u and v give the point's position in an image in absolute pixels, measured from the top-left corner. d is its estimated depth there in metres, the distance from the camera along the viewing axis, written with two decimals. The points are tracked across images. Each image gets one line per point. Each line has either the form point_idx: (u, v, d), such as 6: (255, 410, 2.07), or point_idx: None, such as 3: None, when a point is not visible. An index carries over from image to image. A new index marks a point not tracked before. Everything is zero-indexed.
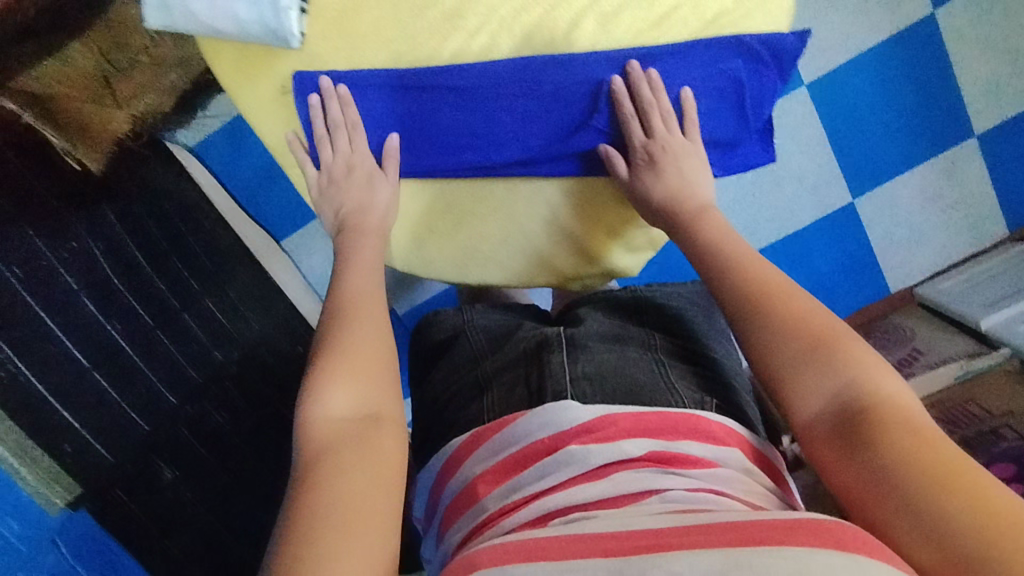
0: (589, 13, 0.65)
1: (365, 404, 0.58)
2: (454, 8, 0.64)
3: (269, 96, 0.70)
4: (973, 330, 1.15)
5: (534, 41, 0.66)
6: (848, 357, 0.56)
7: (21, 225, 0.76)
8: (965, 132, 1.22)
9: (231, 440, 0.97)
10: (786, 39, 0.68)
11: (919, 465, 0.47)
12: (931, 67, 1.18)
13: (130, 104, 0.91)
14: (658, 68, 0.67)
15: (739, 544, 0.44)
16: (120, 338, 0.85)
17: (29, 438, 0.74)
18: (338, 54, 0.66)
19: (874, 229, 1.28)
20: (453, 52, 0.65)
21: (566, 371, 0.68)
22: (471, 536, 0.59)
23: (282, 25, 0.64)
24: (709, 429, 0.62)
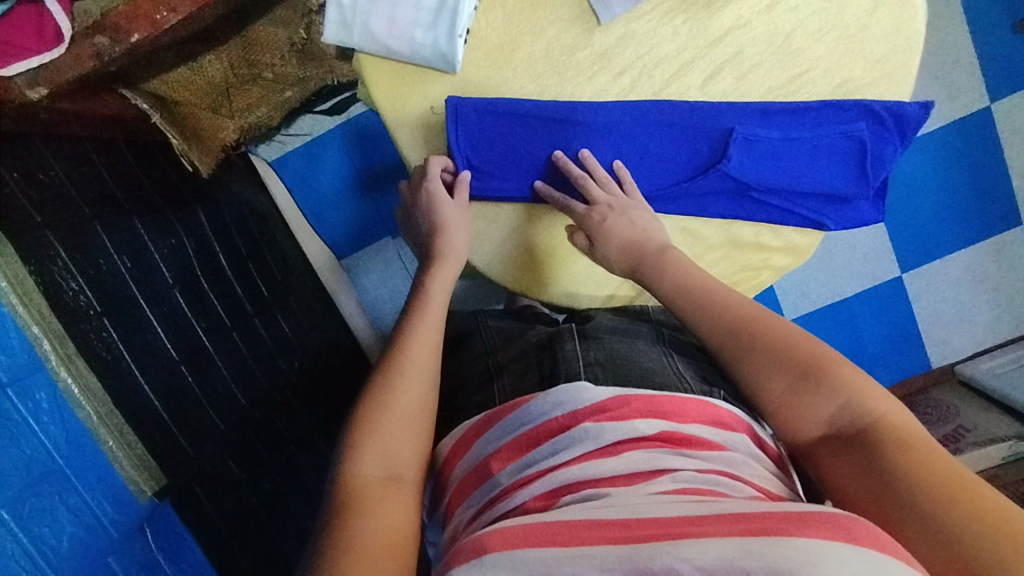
0: (727, 68, 0.69)
1: (393, 461, 0.56)
2: (605, 50, 0.67)
3: (415, 114, 0.69)
4: (1016, 410, 1.14)
5: (669, 88, 0.69)
6: (841, 377, 0.54)
7: (132, 217, 0.79)
8: (1013, 219, 1.27)
9: (288, 449, 0.97)
10: (911, 107, 0.71)
11: (920, 475, 0.47)
12: (982, 155, 1.24)
13: (241, 115, 0.93)
14: (794, 119, 0.70)
15: (753, 534, 0.42)
16: (203, 334, 0.86)
17: (121, 420, 0.72)
18: (489, 83, 0.68)
19: (919, 303, 1.32)
20: (595, 90, 0.69)
21: (579, 357, 0.70)
22: (483, 510, 0.59)
23: (452, 50, 0.65)
24: (720, 416, 0.64)
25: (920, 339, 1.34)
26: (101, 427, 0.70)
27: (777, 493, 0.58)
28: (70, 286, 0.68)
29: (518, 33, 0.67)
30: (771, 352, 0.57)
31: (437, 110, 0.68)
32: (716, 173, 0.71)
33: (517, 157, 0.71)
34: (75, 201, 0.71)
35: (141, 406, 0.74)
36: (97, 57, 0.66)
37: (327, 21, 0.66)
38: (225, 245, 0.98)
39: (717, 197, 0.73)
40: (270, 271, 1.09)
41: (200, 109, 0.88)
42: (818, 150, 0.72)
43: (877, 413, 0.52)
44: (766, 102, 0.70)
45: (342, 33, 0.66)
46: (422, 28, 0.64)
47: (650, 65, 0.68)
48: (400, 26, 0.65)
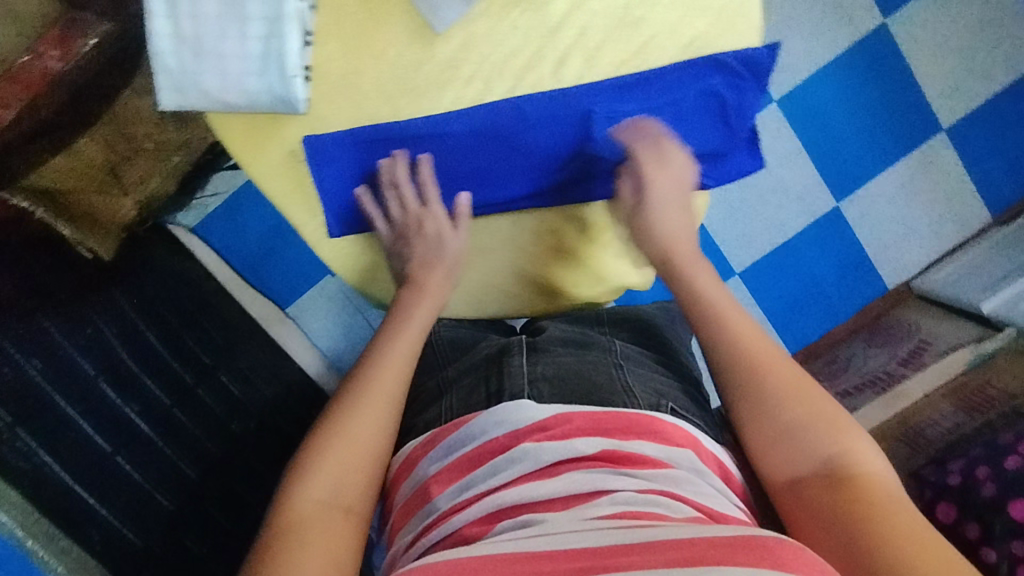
0: (574, 53, 0.68)
1: (342, 488, 0.58)
2: (449, 59, 0.67)
3: (277, 162, 0.68)
4: (974, 314, 1.16)
5: (524, 82, 0.68)
6: (845, 439, 0.61)
7: (38, 318, 0.80)
8: (934, 127, 1.28)
9: (257, 512, 0.98)
10: (761, 53, 0.71)
11: (891, 529, 0.53)
12: (889, 72, 1.25)
13: (136, 190, 0.91)
14: (650, 88, 0.69)
15: (682, 565, 0.45)
16: (137, 418, 0.86)
17: (48, 522, 0.71)
18: (337, 113, 0.67)
19: (861, 229, 1.32)
20: (451, 100, 0.67)
21: (524, 372, 0.71)
22: (420, 535, 0.60)
23: (288, 91, 0.64)
24: (663, 430, 0.64)
25: (871, 265, 1.34)
26: (32, 542, 0.68)
27: (720, 511, 0.58)
28: None
29: (359, 59, 0.66)
30: (785, 396, 0.63)
31: (298, 153, 0.68)
32: (594, 158, 0.71)
33: (394, 178, 0.69)
34: None
35: (60, 495, 0.74)
36: None
37: (161, 89, 0.66)
38: (156, 327, 0.96)
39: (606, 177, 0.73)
40: (210, 337, 1.04)
41: (89, 193, 0.86)
42: (682, 113, 0.71)
43: (861, 470, 0.59)
44: (621, 75, 0.69)
45: (178, 99, 0.66)
46: (254, 76, 0.64)
47: (497, 65, 0.67)
48: (234, 79, 0.64)
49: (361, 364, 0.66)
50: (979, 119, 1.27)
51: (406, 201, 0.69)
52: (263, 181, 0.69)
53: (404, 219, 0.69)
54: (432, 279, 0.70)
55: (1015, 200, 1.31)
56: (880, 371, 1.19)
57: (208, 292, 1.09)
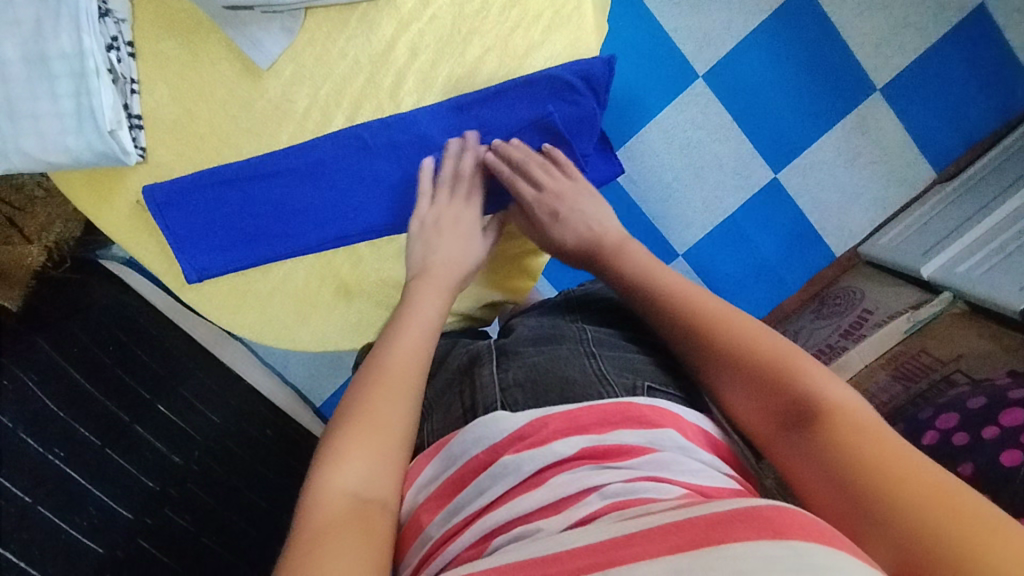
0: (406, 75, 0.73)
1: (371, 486, 0.54)
2: (281, 95, 0.72)
3: (125, 212, 0.73)
4: (917, 280, 1.14)
5: (361, 110, 0.73)
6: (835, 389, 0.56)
7: None
8: (868, 88, 1.24)
9: (196, 545, 0.95)
10: (595, 66, 0.74)
11: (866, 461, 0.50)
12: (813, 35, 1.21)
13: (41, 238, 1.03)
14: (485, 109, 0.74)
15: (683, 550, 0.44)
16: (64, 466, 0.87)
17: None
18: (181, 160, 0.71)
19: (803, 198, 1.30)
20: (291, 134, 0.72)
21: (496, 382, 0.69)
22: (419, 569, 0.58)
23: (110, 147, 0.66)
24: (639, 414, 0.62)
25: (817, 234, 1.32)
26: None
27: (716, 486, 0.57)
28: None
29: (191, 104, 0.70)
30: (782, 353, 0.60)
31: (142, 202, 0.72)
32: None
33: (237, 225, 0.73)
34: None
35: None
36: None
37: None
38: (81, 365, 0.96)
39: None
40: (148, 368, 1.04)
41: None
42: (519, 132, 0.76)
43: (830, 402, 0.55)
44: (454, 98, 0.74)
45: (1, 162, 0.67)
46: (73, 133, 0.66)
47: (334, 94, 0.73)
48: (53, 141, 0.66)
49: (378, 354, 0.62)
50: (913, 73, 1.23)
51: (437, 203, 0.72)
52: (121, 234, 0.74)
53: (438, 215, 0.72)
54: (448, 278, 0.69)
55: (958, 155, 1.28)
56: (823, 344, 1.17)
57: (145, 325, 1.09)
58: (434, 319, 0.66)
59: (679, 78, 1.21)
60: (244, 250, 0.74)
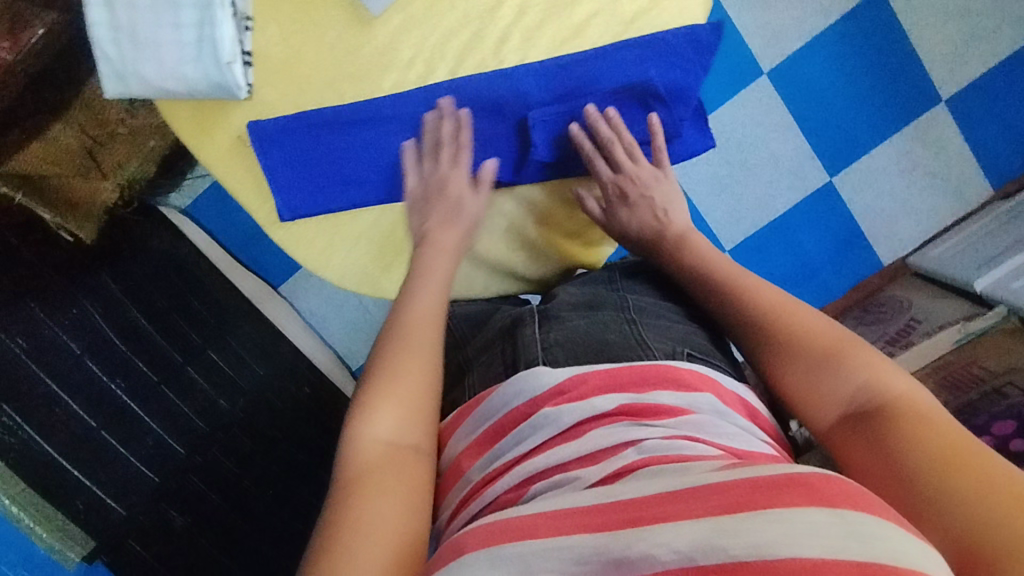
0: (512, 34, 0.72)
1: (404, 435, 0.57)
2: (387, 42, 0.71)
3: (226, 146, 0.73)
4: (969, 293, 1.12)
5: (465, 63, 0.72)
6: (858, 360, 0.58)
7: (25, 301, 0.83)
8: (932, 99, 1.23)
9: (242, 486, 0.99)
10: (702, 30, 0.72)
11: (928, 452, 0.50)
12: (884, 39, 1.19)
13: (116, 173, 0.94)
14: (584, 70, 0.72)
15: (730, 510, 0.43)
16: (124, 396, 0.90)
17: (30, 492, 0.76)
18: (287, 101, 0.72)
19: (855, 204, 1.29)
20: (393, 83, 0.72)
21: (538, 341, 0.69)
22: (457, 509, 0.60)
23: (226, 78, 0.68)
24: (680, 377, 0.63)
25: (865, 242, 1.31)
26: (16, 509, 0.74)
27: (746, 449, 0.58)
28: None
29: (302, 44, 0.71)
30: (804, 331, 0.62)
31: (244, 137, 0.72)
32: (533, 161, 0.74)
33: (328, 170, 0.73)
34: None
35: (48, 469, 0.79)
36: None
37: (103, 76, 0.69)
38: (142, 305, 0.98)
39: (554, 164, 0.76)
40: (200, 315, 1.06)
41: (70, 177, 0.88)
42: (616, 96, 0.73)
43: (892, 394, 0.55)
44: (555, 57, 0.72)
45: (120, 86, 0.69)
46: (190, 63, 0.67)
47: (435, 52, 0.72)
48: (172, 68, 0.68)
49: (402, 313, 0.64)
50: (983, 87, 1.21)
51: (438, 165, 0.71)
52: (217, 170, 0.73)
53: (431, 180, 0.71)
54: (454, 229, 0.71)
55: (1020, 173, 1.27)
56: None
57: (203, 275, 1.09)
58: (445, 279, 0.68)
59: (747, 71, 1.21)
60: (335, 194, 0.74)
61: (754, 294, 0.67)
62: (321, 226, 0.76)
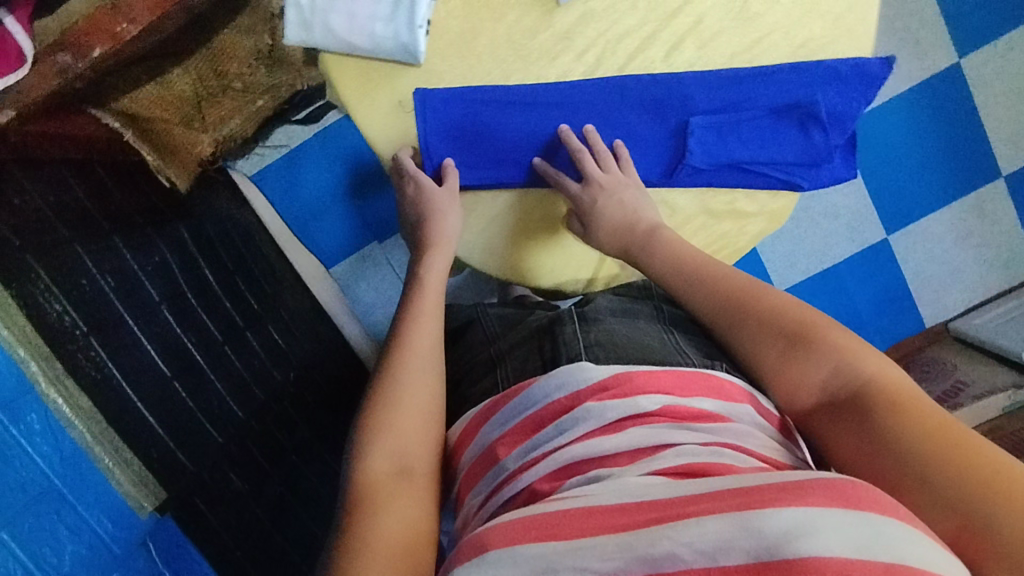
0: (686, 39, 0.70)
1: (405, 447, 0.57)
2: (566, 29, 0.68)
3: (383, 109, 0.69)
4: (1012, 361, 1.14)
5: (632, 63, 0.70)
6: (831, 341, 0.57)
7: (112, 238, 0.81)
8: (993, 172, 1.28)
9: (290, 459, 0.97)
10: (872, 63, 0.71)
11: (907, 430, 0.49)
12: (958, 109, 1.25)
13: (216, 129, 0.92)
14: (750, 86, 0.71)
15: (750, 507, 0.41)
16: (192, 345, 0.87)
17: (109, 427, 0.76)
18: (453, 72, 0.68)
19: (907, 263, 1.32)
20: (559, 73, 0.69)
21: (579, 339, 0.66)
22: (488, 498, 0.55)
23: (414, 42, 0.64)
24: (721, 386, 0.59)
25: (911, 302, 1.33)
26: (97, 446, 0.74)
27: (787, 463, 0.54)
28: (54, 308, 0.72)
29: (479, 21, 0.67)
30: (783, 309, 0.60)
31: (405, 104, 0.68)
32: (685, 167, 0.72)
33: (478, 147, 0.71)
34: (50, 222, 0.74)
35: (127, 415, 0.78)
36: (63, 73, 0.65)
37: (287, 22, 0.65)
38: (211, 264, 0.96)
39: (706, 174, 0.73)
40: (258, 283, 1.03)
41: (173, 125, 0.86)
42: (775, 115, 0.72)
43: (869, 374, 0.54)
44: (728, 68, 0.71)
45: (302, 33, 0.65)
46: (382, 22, 0.64)
47: (612, 42, 0.69)
48: (361, 22, 0.64)
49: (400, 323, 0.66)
50: None
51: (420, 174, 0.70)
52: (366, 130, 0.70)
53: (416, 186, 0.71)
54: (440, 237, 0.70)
55: None
56: None
57: (262, 244, 1.09)
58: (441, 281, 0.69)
59: None
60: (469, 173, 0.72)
61: (714, 268, 0.65)
62: (488, 212, 0.74)
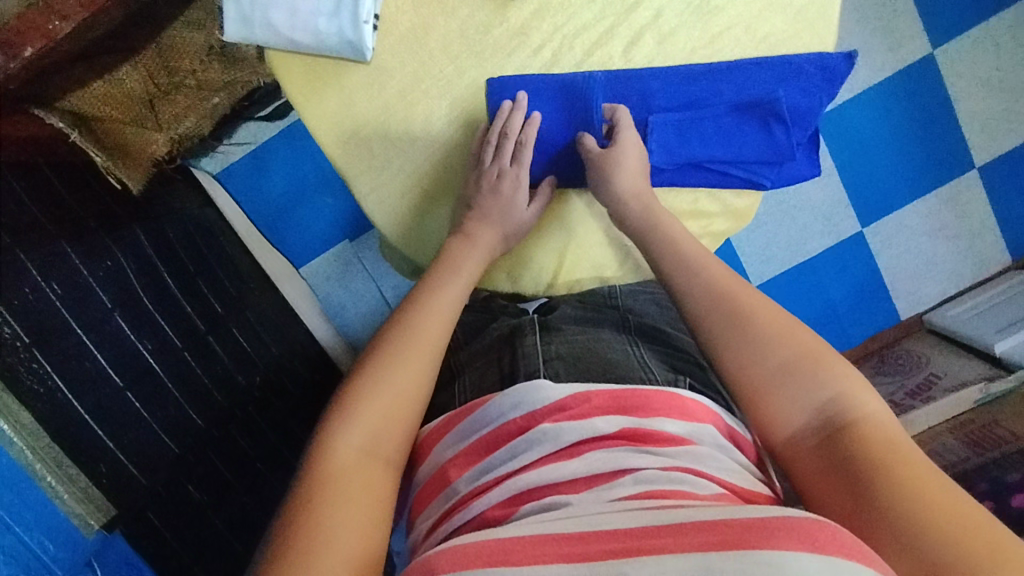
0: (647, 33, 0.70)
1: (379, 440, 0.55)
2: (521, 25, 0.70)
3: (332, 109, 0.70)
4: (985, 354, 1.14)
5: (591, 58, 0.70)
6: (830, 373, 0.54)
7: (59, 241, 0.77)
8: (966, 164, 1.28)
9: (253, 464, 0.95)
10: (835, 57, 0.70)
11: (899, 482, 0.47)
12: (930, 101, 1.25)
13: (170, 126, 0.90)
14: (709, 83, 0.69)
15: (718, 548, 0.41)
16: (151, 358, 0.84)
17: (52, 443, 0.71)
18: (404, 68, 0.70)
19: (882, 257, 1.31)
20: (516, 67, 0.70)
21: (539, 352, 0.65)
22: (438, 523, 0.54)
23: (358, 37, 0.67)
24: (683, 405, 0.58)
25: (887, 295, 1.33)
26: (38, 463, 0.69)
27: (750, 489, 0.53)
28: None
29: (429, 15, 0.69)
30: (778, 336, 0.57)
31: (352, 99, 0.70)
32: None
33: None
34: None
35: (72, 427, 0.73)
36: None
37: (229, 18, 0.68)
38: (170, 266, 0.93)
39: (667, 174, 0.72)
40: (223, 285, 1.01)
41: (125, 124, 0.83)
42: (738, 112, 0.70)
43: (862, 413, 0.52)
44: (684, 66, 0.69)
45: (245, 30, 0.68)
46: (325, 17, 0.66)
47: (569, 37, 0.70)
48: (304, 19, 0.67)
49: (409, 307, 0.63)
50: (1013, 159, 1.27)
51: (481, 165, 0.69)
52: (313, 126, 0.71)
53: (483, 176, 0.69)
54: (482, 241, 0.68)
55: None
56: (888, 399, 1.17)
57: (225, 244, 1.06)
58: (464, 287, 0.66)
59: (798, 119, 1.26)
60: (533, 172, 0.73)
61: (703, 276, 0.62)
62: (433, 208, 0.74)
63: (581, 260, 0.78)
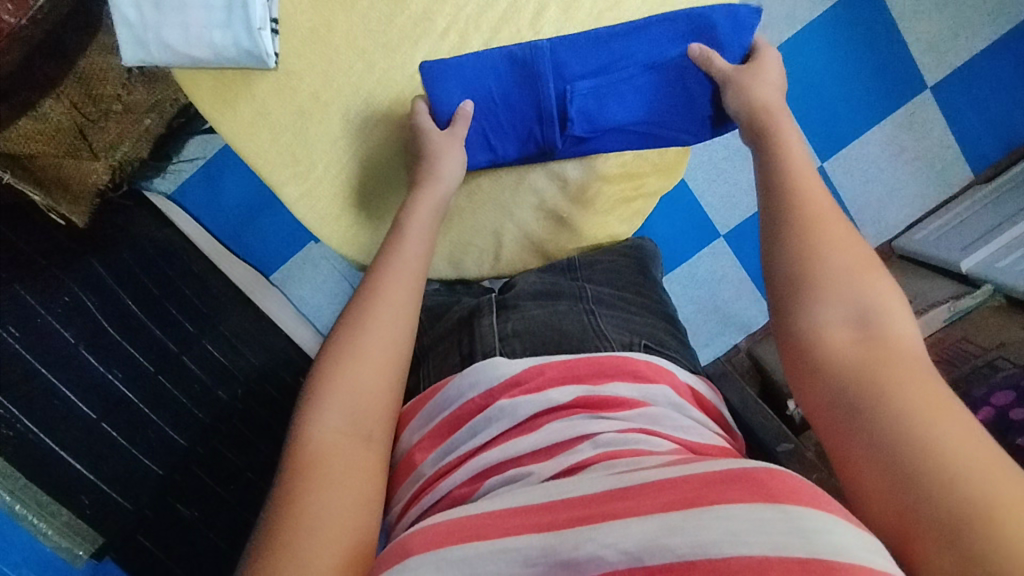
0: (550, 4, 0.72)
1: (359, 420, 0.54)
2: (423, 12, 0.71)
3: (248, 120, 0.72)
4: (955, 273, 1.14)
5: (500, 35, 0.72)
6: (872, 289, 0.50)
7: (13, 284, 0.81)
8: (919, 85, 1.27)
9: (246, 475, 0.97)
10: (741, 10, 0.71)
11: (913, 408, 0.43)
12: (874, 27, 1.24)
13: (108, 155, 0.90)
14: (618, 45, 0.70)
15: (677, 508, 0.42)
16: (124, 388, 0.87)
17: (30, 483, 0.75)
18: (313, 70, 0.71)
19: (846, 189, 1.31)
20: (427, 53, 0.72)
21: (495, 331, 0.65)
22: (410, 506, 0.56)
23: (256, 44, 0.68)
24: (636, 368, 0.59)
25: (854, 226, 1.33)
26: (17, 503, 0.73)
27: (706, 443, 0.55)
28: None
29: (331, 14, 0.71)
30: (836, 253, 0.52)
31: (265, 107, 0.71)
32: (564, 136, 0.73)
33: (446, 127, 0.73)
34: None
35: (47, 462, 0.77)
36: None
37: (123, 42, 0.70)
38: (132, 291, 0.92)
39: (587, 141, 0.74)
40: (192, 302, 0.98)
41: (59, 157, 0.85)
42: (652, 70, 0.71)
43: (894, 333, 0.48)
44: (590, 31, 0.71)
45: (140, 51, 0.70)
46: (218, 29, 0.68)
47: (475, 15, 0.72)
48: (199, 34, 0.69)
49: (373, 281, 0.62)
50: (964, 75, 1.27)
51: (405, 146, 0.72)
52: (237, 142, 0.72)
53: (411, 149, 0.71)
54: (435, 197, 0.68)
55: (998, 158, 1.31)
56: None
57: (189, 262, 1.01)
58: (419, 258, 0.65)
59: None
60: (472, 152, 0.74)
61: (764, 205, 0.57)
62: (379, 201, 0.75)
63: (542, 234, 0.78)
